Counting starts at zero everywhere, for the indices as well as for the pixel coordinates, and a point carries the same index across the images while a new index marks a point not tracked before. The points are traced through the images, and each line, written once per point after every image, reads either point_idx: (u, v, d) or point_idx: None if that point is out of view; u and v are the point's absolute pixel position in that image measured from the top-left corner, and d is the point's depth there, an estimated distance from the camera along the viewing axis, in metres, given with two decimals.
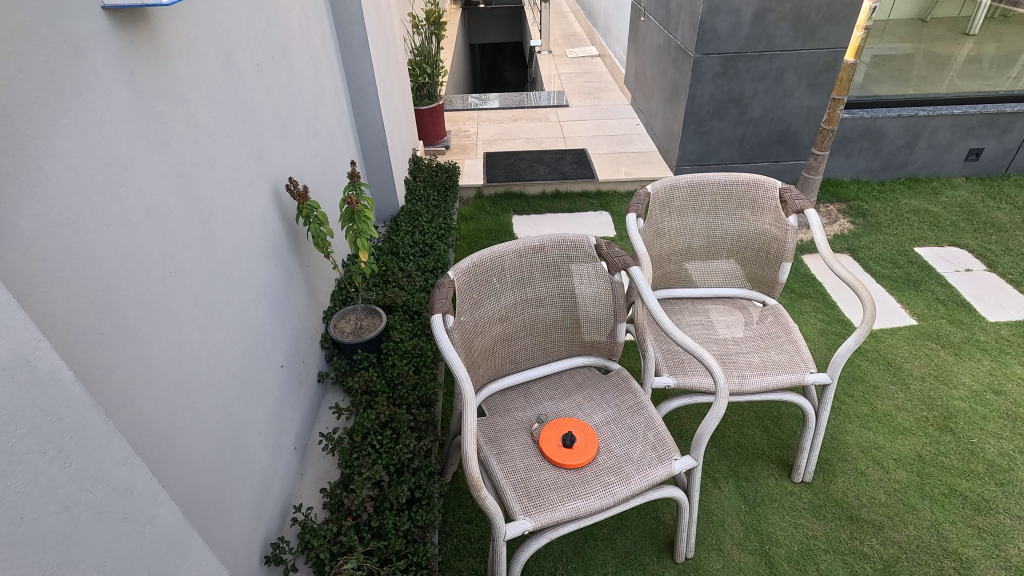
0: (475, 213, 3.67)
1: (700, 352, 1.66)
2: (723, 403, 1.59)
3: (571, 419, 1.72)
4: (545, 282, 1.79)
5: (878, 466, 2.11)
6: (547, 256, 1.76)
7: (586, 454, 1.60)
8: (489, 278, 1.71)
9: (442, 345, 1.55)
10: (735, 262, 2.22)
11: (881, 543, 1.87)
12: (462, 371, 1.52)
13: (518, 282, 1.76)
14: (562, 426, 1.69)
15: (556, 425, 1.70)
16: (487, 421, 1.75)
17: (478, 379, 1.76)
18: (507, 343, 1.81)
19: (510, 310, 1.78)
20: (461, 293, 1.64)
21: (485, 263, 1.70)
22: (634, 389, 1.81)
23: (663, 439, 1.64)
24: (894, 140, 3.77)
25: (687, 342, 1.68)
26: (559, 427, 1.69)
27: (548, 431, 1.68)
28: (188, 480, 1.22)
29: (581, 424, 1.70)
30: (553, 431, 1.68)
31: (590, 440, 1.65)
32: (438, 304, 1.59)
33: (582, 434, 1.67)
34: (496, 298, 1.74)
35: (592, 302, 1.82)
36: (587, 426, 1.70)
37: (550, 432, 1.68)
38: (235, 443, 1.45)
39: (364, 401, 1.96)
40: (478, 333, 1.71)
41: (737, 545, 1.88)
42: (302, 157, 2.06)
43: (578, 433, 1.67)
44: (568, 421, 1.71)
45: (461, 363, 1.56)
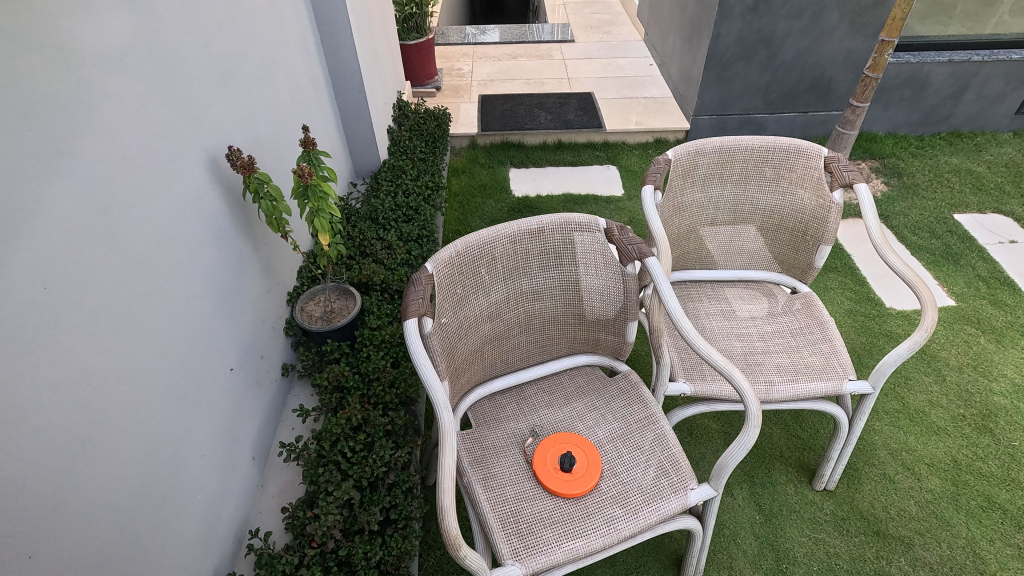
0: (468, 167, 3.31)
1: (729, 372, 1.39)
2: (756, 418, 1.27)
3: (570, 434, 1.48)
4: (542, 272, 1.50)
5: (908, 473, 1.91)
6: (546, 242, 1.46)
7: (586, 481, 1.37)
8: (475, 269, 1.42)
9: (416, 357, 1.28)
10: (762, 241, 1.91)
11: (909, 564, 1.69)
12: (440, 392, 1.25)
13: (511, 273, 1.47)
14: (559, 445, 1.45)
15: (553, 443, 1.46)
16: (473, 434, 1.50)
17: (461, 386, 1.50)
18: (497, 343, 1.54)
19: (500, 305, 1.49)
20: (441, 291, 1.35)
21: (470, 252, 1.40)
22: (644, 397, 1.55)
23: (678, 463, 1.40)
24: (940, 90, 3.36)
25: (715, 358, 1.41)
26: (555, 444, 1.45)
27: (541, 451, 1.44)
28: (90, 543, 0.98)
29: (581, 441, 1.46)
30: (549, 450, 1.44)
31: (592, 461, 1.41)
32: (411, 306, 1.30)
33: (583, 454, 1.43)
34: (483, 293, 1.45)
35: (598, 296, 1.54)
36: (589, 444, 1.45)
37: (545, 452, 1.44)
38: (168, 476, 1.21)
39: (333, 402, 1.71)
40: (462, 334, 1.43)
41: (750, 563, 1.70)
42: (253, 110, 1.70)
43: (578, 453, 1.43)
44: (567, 436, 1.47)
45: (438, 378, 1.30)
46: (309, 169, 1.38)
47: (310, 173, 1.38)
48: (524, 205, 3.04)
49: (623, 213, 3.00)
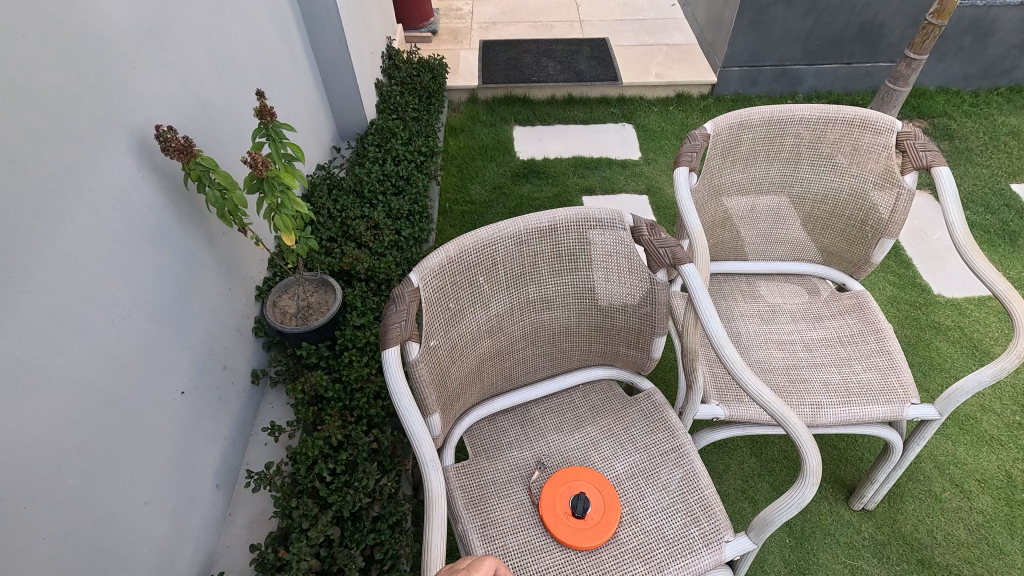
0: (467, 125, 2.97)
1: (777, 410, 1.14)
2: (818, 458, 1.04)
3: (583, 468, 1.27)
4: (552, 278, 1.25)
5: (957, 490, 1.71)
6: (558, 243, 1.20)
7: (601, 530, 1.17)
8: (472, 278, 1.17)
9: (396, 395, 1.03)
10: (809, 229, 1.64)
11: None
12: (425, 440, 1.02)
13: (516, 280, 1.22)
14: (571, 484, 1.23)
15: (563, 480, 1.24)
16: (470, 465, 1.29)
17: (456, 411, 1.28)
18: (498, 360, 1.31)
19: (502, 318, 1.25)
20: (430, 307, 1.11)
21: (466, 257, 1.15)
22: (669, 422, 1.33)
23: (710, 508, 1.19)
24: (1005, 37, 2.95)
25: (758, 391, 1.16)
26: (566, 481, 1.24)
27: (549, 491, 1.23)
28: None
29: (595, 479, 1.25)
30: (558, 490, 1.23)
31: (608, 504, 1.20)
32: (392, 331, 1.06)
33: (598, 496, 1.22)
34: (481, 306, 1.21)
35: (619, 305, 1.29)
36: (605, 482, 1.24)
37: (554, 493, 1.22)
38: (100, 539, 1.00)
39: (311, 417, 1.50)
40: (457, 354, 1.20)
41: None
42: (200, 71, 1.39)
43: (592, 494, 1.22)
44: (579, 472, 1.26)
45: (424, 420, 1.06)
46: (262, 157, 1.10)
47: (264, 164, 1.11)
48: (529, 171, 2.73)
49: (640, 181, 2.69)
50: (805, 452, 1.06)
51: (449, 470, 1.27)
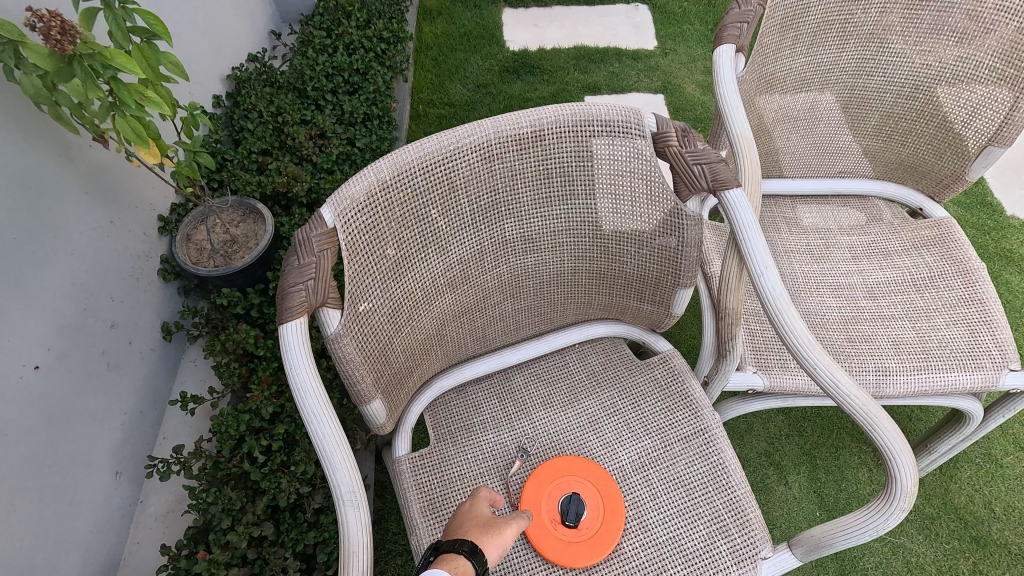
0: (446, 5, 2.43)
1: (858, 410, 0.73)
2: (912, 459, 0.71)
3: (578, 459, 0.97)
4: (536, 207, 0.89)
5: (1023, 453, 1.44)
6: (544, 156, 0.84)
7: (599, 544, 0.89)
8: (419, 209, 0.81)
9: (295, 390, 0.68)
10: (886, 134, 1.24)
11: None
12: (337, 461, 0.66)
13: (485, 211, 0.86)
14: (562, 481, 0.94)
15: (552, 475, 0.95)
16: (431, 452, 0.99)
17: (410, 388, 0.96)
18: (466, 321, 0.97)
19: (467, 266, 0.90)
20: (355, 255, 0.76)
21: (408, 179, 0.78)
22: (692, 396, 1.02)
23: (741, 513, 0.91)
24: None
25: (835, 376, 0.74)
26: (556, 478, 0.95)
27: (534, 491, 0.93)
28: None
29: (594, 474, 0.95)
30: (543, 488, 0.94)
31: (609, 509, 0.92)
32: (293, 297, 0.71)
33: (596, 497, 0.93)
34: (436, 251, 0.85)
35: (629, 245, 0.94)
36: (604, 477, 0.95)
37: (539, 493, 0.93)
38: None
39: (239, 383, 1.20)
40: (403, 317, 0.86)
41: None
42: None
43: (589, 496, 0.93)
44: (574, 464, 0.96)
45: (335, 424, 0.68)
46: (59, 21, 0.72)
47: (64, 33, 0.72)
48: (521, 64, 2.24)
49: (655, 76, 2.22)
50: (890, 447, 0.71)
51: (404, 464, 0.97)
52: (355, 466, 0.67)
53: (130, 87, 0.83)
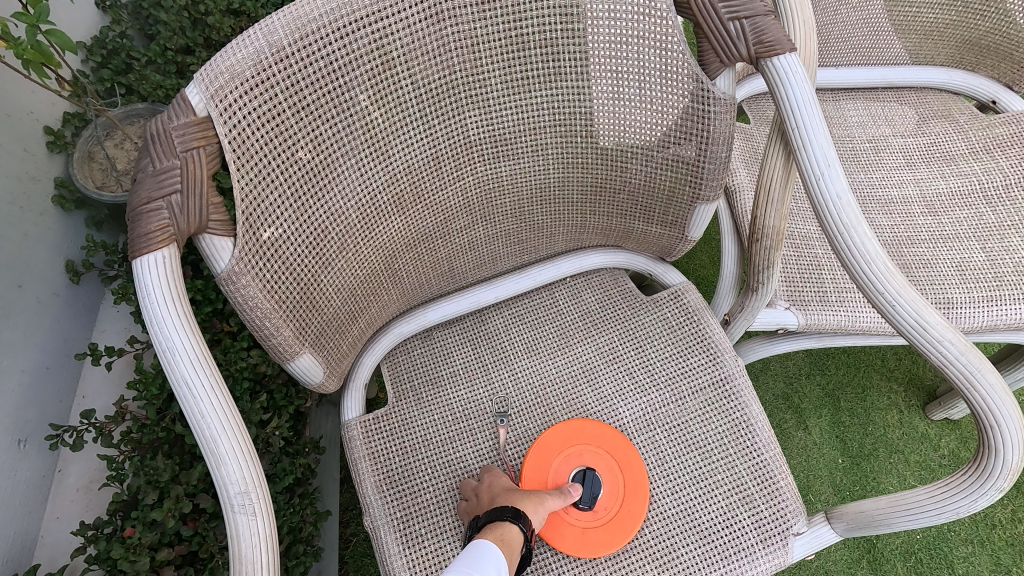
0: None
1: (953, 359, 0.53)
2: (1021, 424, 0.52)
3: (590, 424, 0.78)
4: (508, 94, 0.65)
5: None
6: (518, 16, 0.60)
7: (617, 530, 0.72)
8: (340, 93, 0.57)
9: (160, 352, 0.48)
10: (962, 1, 0.98)
11: None
12: (227, 449, 0.48)
13: (436, 98, 0.62)
14: (572, 453, 0.76)
15: (559, 446, 0.77)
16: (389, 413, 0.81)
17: (357, 337, 0.76)
18: (425, 252, 0.75)
19: (419, 178, 0.67)
20: (246, 157, 0.53)
21: (317, 46, 0.54)
22: (708, 339, 0.82)
23: (770, 480, 0.74)
24: None
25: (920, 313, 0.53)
26: (562, 449, 0.77)
27: (537, 466, 0.76)
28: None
29: (610, 442, 0.77)
30: (550, 461, 0.76)
31: (629, 486, 0.74)
32: (150, 219, 0.49)
33: (615, 472, 0.75)
34: (373, 156, 0.62)
35: (634, 147, 0.71)
36: (623, 447, 0.77)
37: (544, 468, 0.76)
38: None
39: None
40: (332, 249, 0.64)
41: None
42: None
43: (605, 470, 0.75)
44: (586, 430, 0.78)
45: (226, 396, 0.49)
46: None
47: None
48: None
49: None
50: (993, 410, 0.52)
51: (354, 428, 0.79)
52: (252, 450, 0.49)
53: None
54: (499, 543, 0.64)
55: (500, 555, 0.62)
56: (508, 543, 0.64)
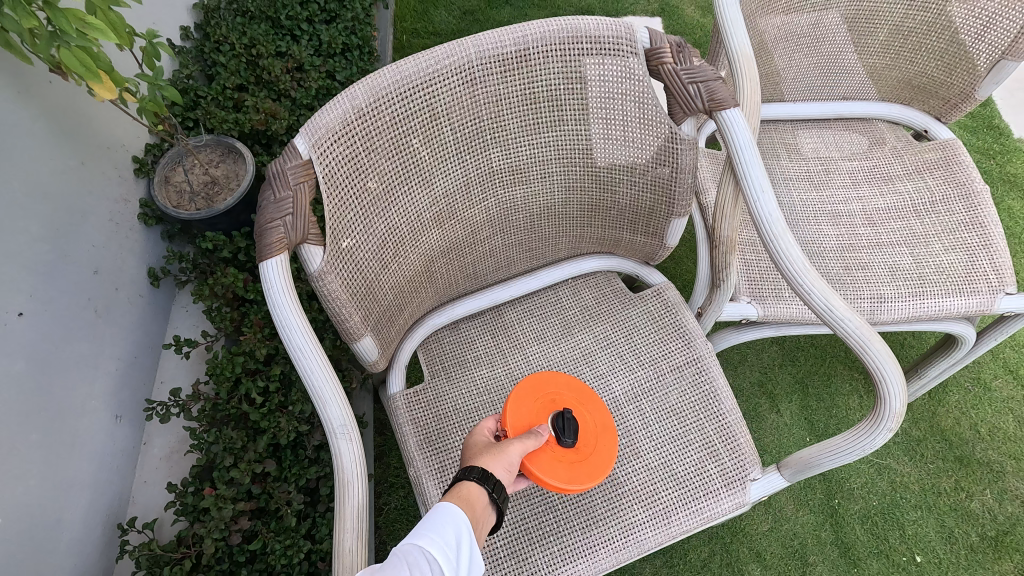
0: None
1: (851, 333, 0.72)
2: (902, 381, 0.71)
3: (560, 377, 0.87)
4: (523, 135, 0.85)
5: (1009, 376, 1.46)
6: (532, 79, 0.79)
7: (594, 467, 0.79)
8: (398, 137, 0.76)
9: (280, 325, 0.67)
10: (895, 49, 1.18)
11: (995, 497, 1.34)
12: (327, 394, 0.66)
13: (469, 140, 0.82)
14: (547, 402, 0.83)
15: (535, 396, 0.83)
16: (425, 388, 1.00)
17: (401, 326, 0.95)
18: (456, 258, 0.94)
19: (454, 199, 0.86)
20: (331, 188, 0.72)
21: (384, 105, 0.73)
22: (684, 328, 1.01)
23: (733, 438, 0.93)
24: None
25: (828, 298, 0.72)
26: (536, 398, 0.83)
27: (519, 412, 0.80)
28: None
29: (580, 394, 0.87)
30: (528, 407, 0.81)
31: (600, 429, 0.83)
32: (272, 233, 0.68)
33: (586, 417, 0.84)
34: (421, 184, 0.82)
35: (621, 174, 0.90)
36: (587, 397, 0.86)
37: (526, 412, 0.81)
38: None
39: (230, 326, 1.19)
40: (387, 257, 0.83)
41: (795, 498, 1.35)
42: None
43: (576, 414, 0.84)
44: (558, 382, 0.85)
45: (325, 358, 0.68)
46: None
47: None
48: None
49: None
50: (881, 369, 0.71)
51: (398, 400, 0.98)
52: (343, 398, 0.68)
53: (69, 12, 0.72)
54: (464, 498, 0.66)
55: (455, 512, 0.64)
56: (465, 499, 0.66)
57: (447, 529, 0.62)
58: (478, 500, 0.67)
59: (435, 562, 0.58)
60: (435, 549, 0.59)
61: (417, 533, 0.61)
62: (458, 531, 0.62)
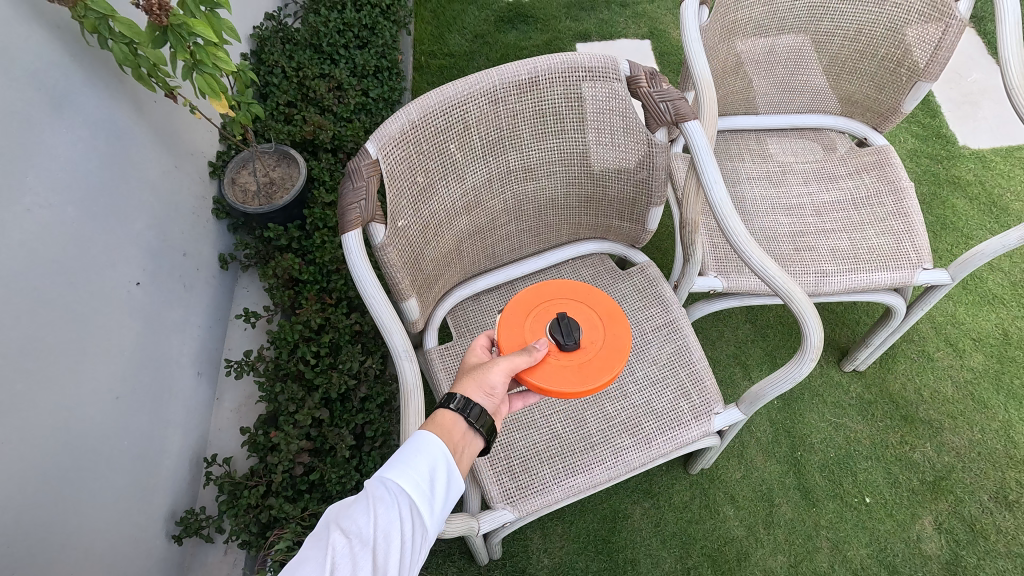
0: None
1: (782, 287, 1.00)
2: (817, 320, 0.98)
3: (546, 286, 0.92)
4: (534, 142, 1.09)
5: (950, 349, 1.70)
6: (541, 99, 1.04)
7: (610, 354, 0.85)
8: (442, 144, 1.01)
9: (357, 280, 0.92)
10: (837, 73, 1.42)
11: (935, 449, 1.57)
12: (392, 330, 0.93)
13: (493, 146, 1.06)
14: (539, 313, 0.89)
15: (523, 316, 0.88)
16: (454, 346, 1.24)
17: (436, 295, 1.19)
18: (480, 240, 1.19)
19: (480, 192, 1.11)
20: (393, 181, 0.96)
21: (432, 119, 0.97)
22: (663, 297, 1.25)
23: (701, 381, 1.16)
24: None
25: (761, 265, 1.01)
26: (527, 317, 0.89)
27: (513, 333, 0.86)
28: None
29: (575, 293, 0.92)
30: (520, 325, 0.87)
31: (605, 317, 0.90)
32: (351, 213, 0.92)
33: (586, 310, 0.91)
34: (456, 180, 1.06)
35: (610, 173, 1.15)
36: (581, 294, 0.92)
37: (520, 331, 0.87)
38: (76, 447, 0.97)
39: (287, 301, 1.43)
40: (430, 236, 1.07)
41: (763, 451, 1.59)
42: None
43: (574, 310, 0.90)
44: (545, 291, 0.92)
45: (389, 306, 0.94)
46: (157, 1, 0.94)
47: (160, 8, 0.95)
48: (515, 14, 2.37)
49: (641, 23, 2.35)
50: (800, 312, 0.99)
51: (433, 355, 1.22)
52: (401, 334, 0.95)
53: (206, 50, 1.06)
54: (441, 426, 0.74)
55: (428, 440, 0.71)
56: (441, 427, 0.74)
57: (417, 458, 0.69)
58: (453, 428, 0.74)
59: (406, 492, 0.66)
60: (407, 482, 0.67)
61: (392, 466, 0.68)
62: (430, 458, 0.70)
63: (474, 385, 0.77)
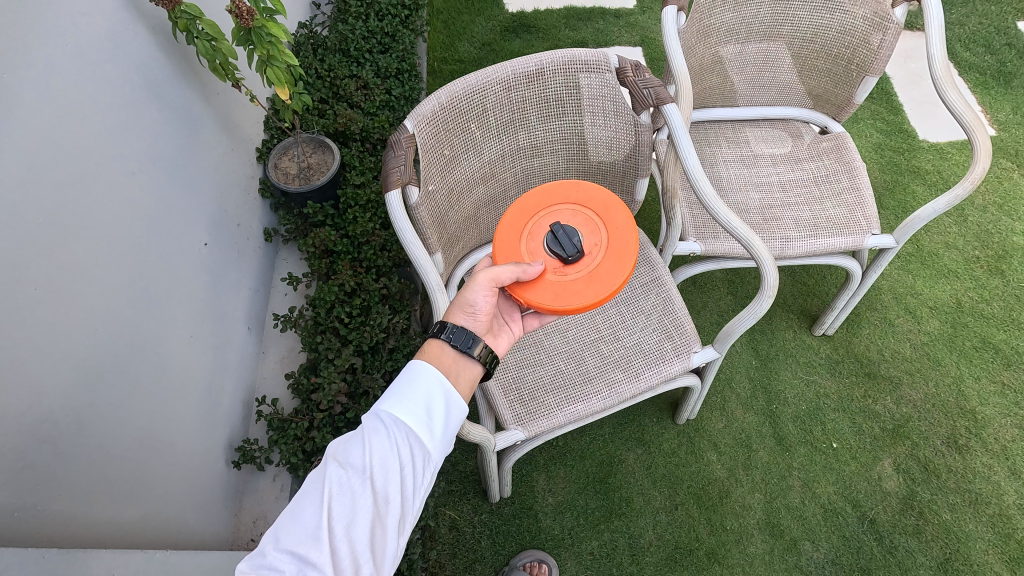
0: None
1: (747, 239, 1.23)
2: (773, 264, 1.21)
3: (528, 199, 1.07)
4: (540, 124, 1.31)
5: (909, 316, 1.90)
6: (546, 88, 1.26)
7: (616, 244, 1.01)
8: (465, 123, 1.22)
9: (398, 229, 1.15)
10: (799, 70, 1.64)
11: (894, 402, 1.77)
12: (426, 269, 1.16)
13: (506, 126, 1.28)
14: (532, 230, 1.04)
15: (516, 237, 1.04)
16: None
17: (457, 254, 1.41)
18: (494, 208, 1.41)
19: (495, 166, 1.33)
20: (426, 153, 1.17)
21: (457, 102, 1.19)
22: (650, 258, 1.46)
23: (682, 326, 1.37)
24: None
25: (729, 223, 1.24)
26: (517, 236, 1.04)
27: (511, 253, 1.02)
28: (81, 450, 0.95)
29: (559, 198, 1.07)
30: (511, 244, 1.03)
31: (598, 214, 1.05)
32: (392, 175, 1.14)
33: (571, 208, 1.06)
34: (475, 155, 1.28)
35: (603, 150, 1.37)
36: (560, 197, 1.07)
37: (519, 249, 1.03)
38: (161, 370, 1.18)
39: (324, 268, 1.63)
40: (454, 201, 1.29)
41: (742, 405, 1.79)
42: None
43: (557, 213, 1.06)
44: (529, 204, 1.07)
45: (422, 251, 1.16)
46: (246, 7, 1.20)
47: (249, 14, 1.21)
48: (519, 24, 2.61)
49: (634, 32, 2.59)
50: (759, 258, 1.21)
51: None
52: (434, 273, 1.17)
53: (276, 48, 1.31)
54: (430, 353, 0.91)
55: (418, 366, 0.87)
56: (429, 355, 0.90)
57: (412, 384, 0.84)
58: (438, 355, 0.90)
59: (406, 426, 0.79)
60: (407, 419, 0.80)
61: (393, 406, 0.81)
62: (422, 382, 0.85)
63: (457, 312, 0.95)
